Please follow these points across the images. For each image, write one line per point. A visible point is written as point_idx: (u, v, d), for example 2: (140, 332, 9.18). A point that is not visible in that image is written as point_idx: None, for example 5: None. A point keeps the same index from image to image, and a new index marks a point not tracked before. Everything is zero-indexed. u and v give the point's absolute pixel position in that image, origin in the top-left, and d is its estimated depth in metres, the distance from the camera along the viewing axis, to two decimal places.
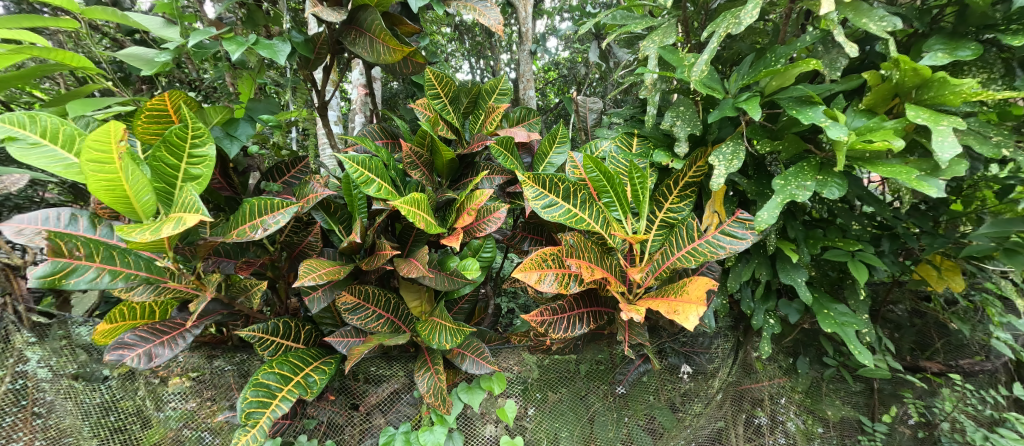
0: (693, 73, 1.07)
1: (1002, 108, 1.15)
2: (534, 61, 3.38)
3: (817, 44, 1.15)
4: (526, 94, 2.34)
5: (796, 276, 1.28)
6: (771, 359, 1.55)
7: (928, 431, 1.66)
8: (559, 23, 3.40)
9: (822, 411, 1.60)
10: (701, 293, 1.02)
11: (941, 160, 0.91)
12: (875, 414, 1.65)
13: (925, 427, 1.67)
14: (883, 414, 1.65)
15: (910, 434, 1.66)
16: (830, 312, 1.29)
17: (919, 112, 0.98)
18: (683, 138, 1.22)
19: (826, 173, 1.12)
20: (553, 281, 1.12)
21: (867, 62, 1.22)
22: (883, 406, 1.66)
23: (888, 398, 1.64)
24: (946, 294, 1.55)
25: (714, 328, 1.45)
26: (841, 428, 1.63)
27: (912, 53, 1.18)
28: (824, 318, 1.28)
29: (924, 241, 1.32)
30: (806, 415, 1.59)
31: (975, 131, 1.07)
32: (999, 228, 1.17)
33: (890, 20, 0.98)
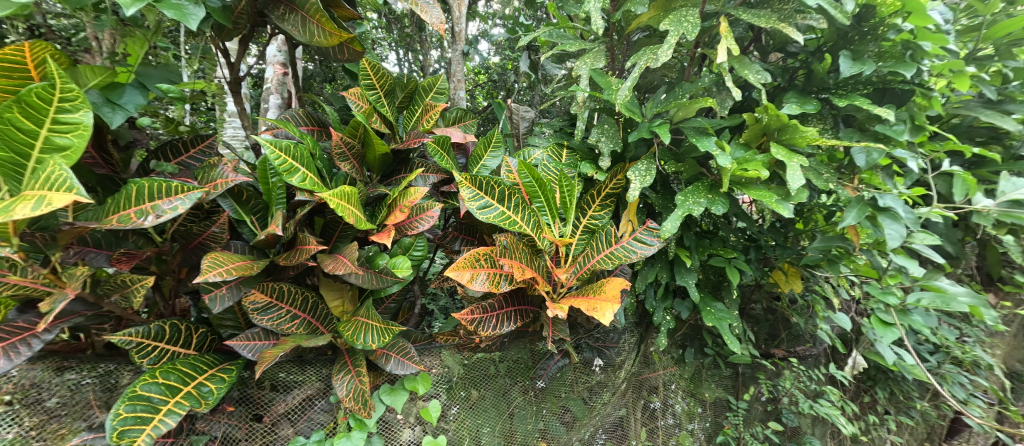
0: (618, 97, 1.21)
1: (830, 152, 1.50)
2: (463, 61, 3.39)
3: (712, 85, 1.38)
4: (455, 94, 2.35)
5: (689, 278, 1.51)
6: (666, 351, 1.78)
7: (774, 404, 2.06)
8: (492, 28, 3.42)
9: (701, 394, 1.88)
10: (615, 292, 1.17)
11: (791, 188, 1.17)
12: (739, 394, 1.99)
13: (772, 402, 2.06)
14: (745, 394, 1.99)
15: (761, 409, 2.04)
16: (712, 309, 1.55)
17: (779, 149, 1.24)
18: (606, 153, 1.37)
19: (714, 193, 1.34)
20: (485, 280, 1.16)
21: (746, 103, 1.50)
22: (744, 387, 2.01)
23: (748, 380, 2.00)
24: (790, 295, 1.95)
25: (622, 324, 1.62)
26: (714, 407, 1.93)
27: (776, 102, 1.48)
28: (707, 314, 1.54)
29: (778, 252, 1.65)
30: (689, 398, 1.86)
31: (814, 168, 1.39)
32: (825, 244, 1.51)
33: (763, 74, 1.23)
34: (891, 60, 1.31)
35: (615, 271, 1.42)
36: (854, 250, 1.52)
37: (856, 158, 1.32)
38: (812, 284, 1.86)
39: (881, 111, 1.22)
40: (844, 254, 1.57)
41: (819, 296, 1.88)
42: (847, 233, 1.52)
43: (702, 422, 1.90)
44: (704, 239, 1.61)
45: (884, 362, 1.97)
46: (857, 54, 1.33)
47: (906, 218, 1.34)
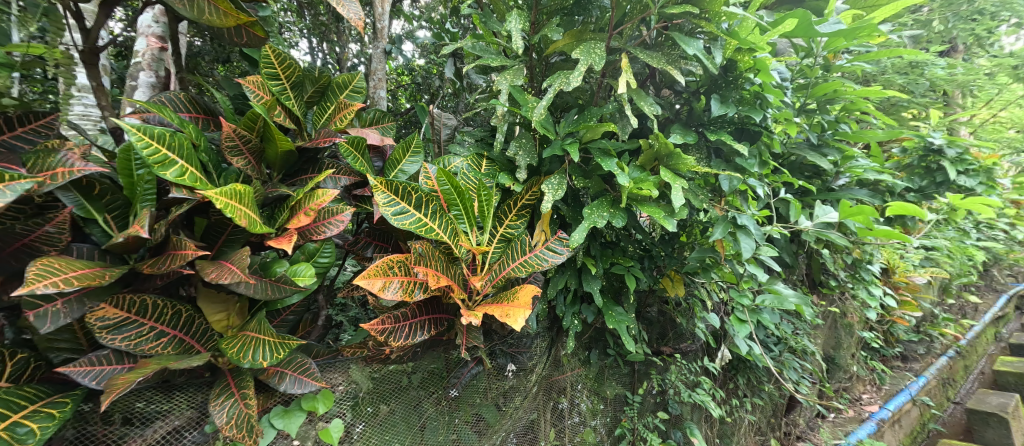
0: (534, 114, 1.28)
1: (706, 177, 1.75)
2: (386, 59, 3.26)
3: (616, 112, 1.52)
4: (375, 94, 2.25)
5: (594, 285, 1.66)
6: (574, 354, 1.89)
7: (662, 396, 2.32)
8: (416, 31, 3.35)
9: (603, 391, 2.03)
10: (527, 299, 1.21)
11: (674, 206, 1.35)
12: (635, 388, 2.19)
13: (662, 394, 2.31)
14: (639, 388, 2.20)
15: (652, 401, 2.28)
16: (613, 313, 1.71)
17: (666, 172, 1.42)
18: (523, 166, 1.44)
19: (615, 208, 1.49)
20: (398, 289, 1.13)
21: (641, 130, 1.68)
22: (639, 382, 2.22)
23: (642, 376, 2.22)
24: (676, 298, 2.22)
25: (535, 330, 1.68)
26: (613, 403, 2.10)
27: (665, 131, 1.71)
28: (609, 317, 1.69)
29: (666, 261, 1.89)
30: (592, 396, 1.99)
31: (694, 190, 1.60)
32: (700, 254, 1.78)
33: (654, 107, 1.40)
34: (747, 106, 1.60)
35: (529, 278, 1.48)
36: (721, 260, 1.80)
37: (724, 184, 1.57)
38: (693, 289, 2.14)
39: (741, 146, 1.48)
40: (715, 263, 1.85)
41: (698, 300, 2.17)
42: (716, 246, 1.79)
43: (604, 417, 2.06)
44: (607, 248, 1.78)
45: (745, 353, 2.38)
46: (723, 98, 1.60)
47: (758, 235, 1.62)
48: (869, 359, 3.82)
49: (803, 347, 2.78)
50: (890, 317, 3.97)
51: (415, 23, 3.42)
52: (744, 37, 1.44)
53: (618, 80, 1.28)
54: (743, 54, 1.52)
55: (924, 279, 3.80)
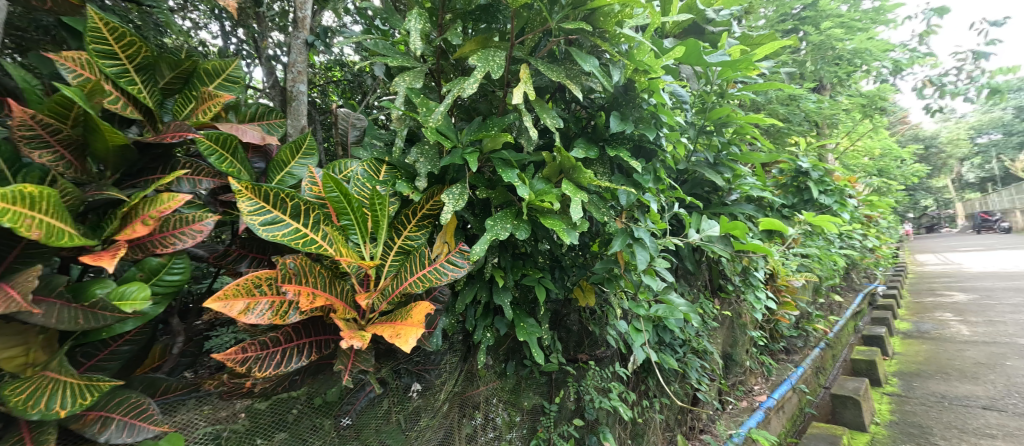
0: (430, 120, 1.23)
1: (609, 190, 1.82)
2: (311, 53, 3.02)
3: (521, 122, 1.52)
4: (295, 87, 2.04)
5: (505, 298, 1.70)
6: (489, 367, 1.89)
7: (580, 403, 2.37)
8: (347, 25, 3.15)
9: (520, 403, 2.03)
10: (420, 317, 1.16)
11: (572, 219, 1.37)
12: (552, 397, 2.22)
13: (579, 402, 2.36)
14: (557, 397, 2.24)
15: (571, 408, 2.32)
16: (525, 325, 1.77)
17: (567, 185, 1.45)
18: (423, 174, 1.37)
19: (519, 220, 1.47)
20: (265, 311, 1.01)
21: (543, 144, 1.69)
22: (557, 391, 2.25)
23: (560, 384, 2.26)
24: (591, 307, 2.28)
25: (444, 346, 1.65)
26: (530, 413, 2.11)
27: (568, 144, 1.75)
28: (521, 329, 1.75)
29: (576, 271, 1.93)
30: (508, 409, 2.00)
31: (597, 203, 1.66)
32: (604, 265, 1.84)
33: (556, 120, 1.42)
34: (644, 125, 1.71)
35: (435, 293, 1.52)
36: (622, 270, 1.89)
37: (622, 199, 1.64)
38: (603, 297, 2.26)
39: (636, 164, 1.57)
40: (617, 274, 1.93)
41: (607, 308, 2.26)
42: (618, 257, 1.87)
43: (519, 429, 2.06)
44: (519, 259, 1.82)
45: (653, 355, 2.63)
46: (624, 116, 1.69)
47: (652, 248, 1.73)
48: (758, 354, 4.30)
49: (701, 347, 3.03)
50: (775, 316, 4.51)
51: (344, 17, 3.23)
52: (640, 59, 1.54)
53: (515, 91, 1.26)
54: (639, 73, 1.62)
55: (800, 282, 4.40)
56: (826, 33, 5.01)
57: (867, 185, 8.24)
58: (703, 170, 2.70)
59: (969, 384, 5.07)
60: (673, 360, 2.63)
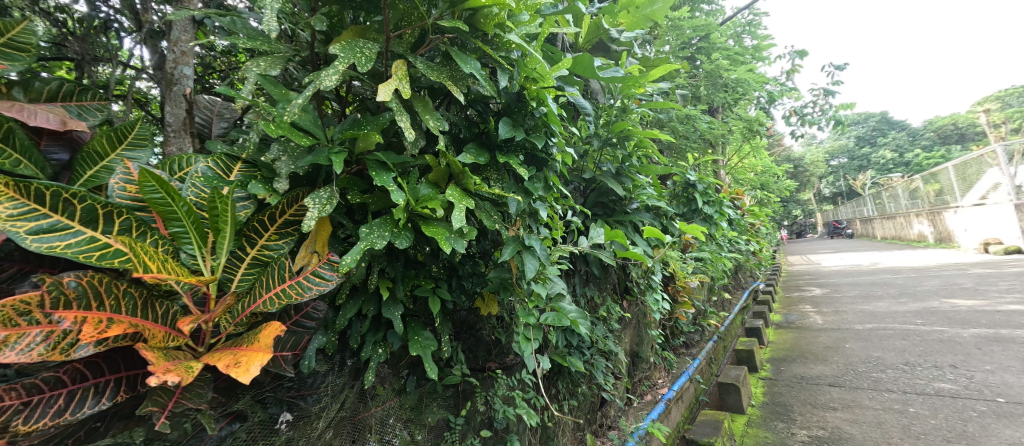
0: (287, 112, 1.11)
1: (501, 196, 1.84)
2: (202, 35, 2.68)
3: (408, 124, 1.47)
4: (177, 69, 1.92)
5: (394, 310, 1.64)
6: (385, 384, 1.84)
7: (489, 413, 2.32)
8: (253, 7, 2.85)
9: (423, 419, 1.95)
10: (269, 341, 1.02)
11: (453, 228, 1.36)
12: (458, 410, 2.15)
13: (488, 412, 2.31)
14: (463, 408, 2.17)
15: (479, 419, 2.27)
16: (420, 337, 1.73)
17: (453, 191, 1.45)
18: (284, 175, 1.21)
19: (400, 228, 1.38)
20: (40, 344, 0.88)
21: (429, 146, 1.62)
22: (465, 402, 2.19)
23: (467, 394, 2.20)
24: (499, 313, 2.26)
25: (324, 368, 1.61)
26: (433, 429, 2.02)
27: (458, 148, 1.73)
28: (414, 342, 1.71)
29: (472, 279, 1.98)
30: (407, 428, 1.89)
31: (488, 211, 1.65)
32: (498, 274, 1.85)
33: (441, 123, 1.40)
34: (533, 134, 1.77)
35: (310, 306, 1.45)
36: (515, 281, 1.87)
37: (511, 206, 1.65)
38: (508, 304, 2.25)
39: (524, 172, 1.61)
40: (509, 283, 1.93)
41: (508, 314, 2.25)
42: (510, 265, 1.88)
43: None
44: (411, 268, 1.77)
45: (561, 358, 2.69)
46: (515, 123, 1.76)
47: (542, 255, 1.79)
48: (661, 350, 4.63)
49: (607, 348, 3.15)
50: (674, 314, 4.91)
51: None
52: (531, 67, 1.63)
53: (383, 88, 1.17)
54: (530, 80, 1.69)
55: (694, 283, 4.86)
56: (716, 63, 5.94)
57: (749, 197, 9.52)
58: (606, 178, 3.00)
59: (820, 365, 6.01)
60: (579, 362, 2.70)
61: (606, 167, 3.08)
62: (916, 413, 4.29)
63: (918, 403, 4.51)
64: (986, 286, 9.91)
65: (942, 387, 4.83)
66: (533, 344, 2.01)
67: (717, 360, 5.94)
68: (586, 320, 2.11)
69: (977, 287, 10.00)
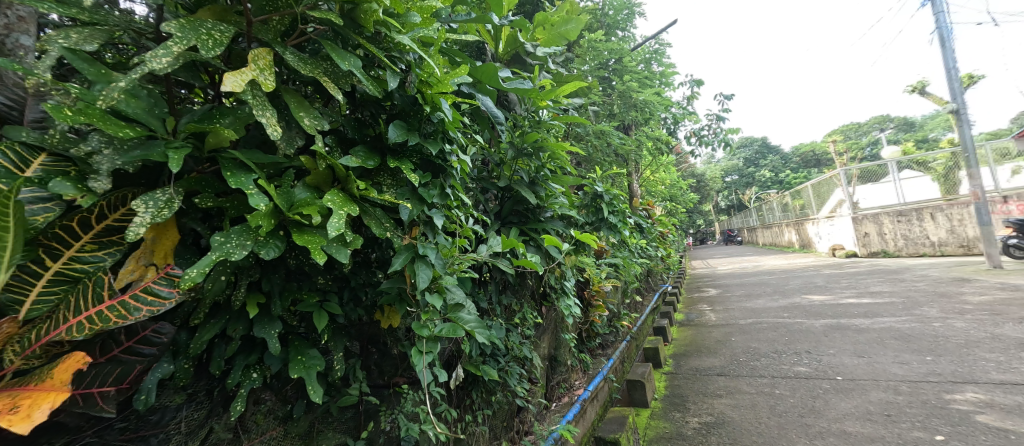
0: (109, 91, 1.03)
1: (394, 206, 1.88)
2: None
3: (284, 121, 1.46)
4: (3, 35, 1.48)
5: (270, 329, 1.46)
6: (268, 411, 1.70)
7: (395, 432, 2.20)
8: None
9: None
10: (65, 378, 1.02)
11: (328, 236, 1.27)
12: (360, 431, 2.03)
13: (394, 432, 2.18)
14: (365, 429, 2.05)
15: (385, 439, 2.15)
16: (304, 357, 1.57)
17: (334, 197, 1.38)
18: (104, 174, 1.06)
19: (269, 236, 1.28)
20: None
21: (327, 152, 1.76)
22: (367, 422, 2.07)
23: (370, 414, 2.09)
24: (403, 326, 2.17)
25: (178, 400, 1.44)
26: None
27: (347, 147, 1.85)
28: (296, 364, 1.54)
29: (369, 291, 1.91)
30: None
31: (378, 218, 1.70)
32: (393, 284, 1.84)
33: (320, 121, 1.41)
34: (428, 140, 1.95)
35: (151, 329, 1.28)
36: (409, 292, 1.89)
37: (400, 212, 1.73)
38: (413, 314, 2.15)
39: (413, 178, 1.73)
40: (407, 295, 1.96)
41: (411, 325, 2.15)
42: (405, 276, 1.90)
43: None
44: (293, 281, 1.59)
45: (475, 368, 2.62)
46: (411, 127, 1.94)
47: (436, 264, 1.88)
48: (578, 353, 4.79)
49: (522, 353, 3.16)
50: (589, 318, 5.12)
51: None
52: (427, 72, 1.86)
53: (228, 80, 1.13)
54: (423, 85, 1.90)
55: (608, 287, 5.12)
56: (626, 85, 6.68)
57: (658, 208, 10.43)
58: (520, 186, 3.04)
59: (711, 357, 6.72)
60: (494, 370, 2.66)
61: (521, 174, 3.09)
62: (781, 394, 4.96)
63: (782, 385, 5.23)
64: (836, 284, 11.87)
65: (801, 370, 5.64)
66: (428, 356, 1.94)
67: (630, 359, 6.31)
68: (483, 330, 2.16)
69: (828, 284, 11.99)
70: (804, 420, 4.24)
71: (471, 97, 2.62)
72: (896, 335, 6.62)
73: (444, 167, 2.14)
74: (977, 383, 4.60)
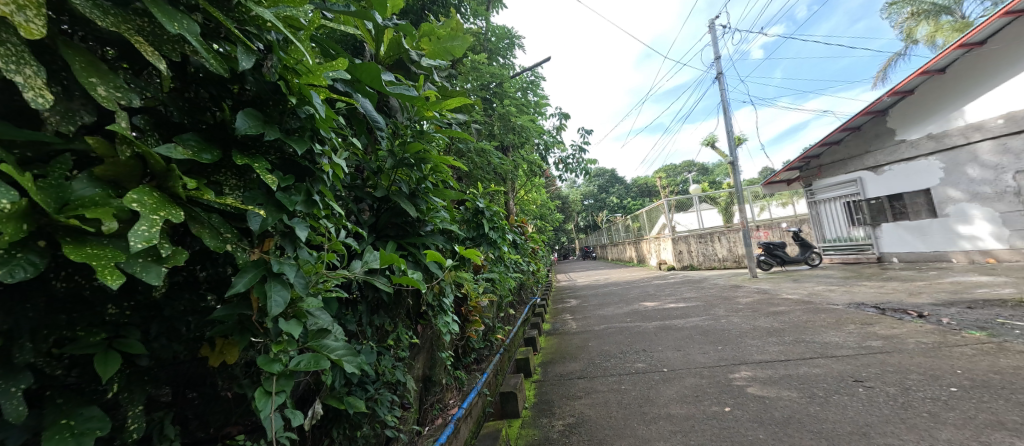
0: None
1: (240, 212, 1.53)
2: None
3: (58, 88, 1.13)
4: None
5: (17, 384, 1.04)
6: None
7: None
8: None
9: None
10: None
11: (129, 246, 1.03)
12: None
13: None
14: None
15: None
16: (73, 421, 1.12)
17: (144, 198, 1.15)
18: None
19: (22, 248, 0.97)
20: None
21: (141, 138, 1.37)
22: None
23: None
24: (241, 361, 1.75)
25: None
26: None
27: (170, 134, 1.45)
28: (57, 432, 1.08)
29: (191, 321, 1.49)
30: None
31: (214, 226, 1.39)
32: (231, 311, 1.46)
33: (124, 94, 1.19)
34: (292, 137, 1.67)
35: None
36: (256, 319, 1.54)
37: (249, 220, 1.44)
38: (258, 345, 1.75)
39: (268, 180, 1.46)
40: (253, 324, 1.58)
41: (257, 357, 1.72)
42: (251, 300, 1.53)
43: None
44: (60, 313, 1.16)
45: (337, 402, 2.19)
46: (268, 119, 1.64)
47: (295, 284, 1.60)
48: (453, 371, 4.61)
49: (394, 378, 2.85)
50: (466, 333, 4.99)
51: None
52: (295, 58, 1.64)
53: None
54: (290, 74, 1.68)
55: (484, 302, 5.10)
56: (505, 109, 6.96)
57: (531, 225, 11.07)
58: (400, 198, 2.78)
59: (572, 362, 7.25)
60: (361, 402, 2.26)
61: (401, 186, 2.85)
62: (625, 389, 5.57)
63: (627, 380, 5.91)
64: (664, 292, 14.16)
65: (640, 366, 6.47)
66: (280, 397, 1.59)
67: (504, 372, 6.36)
68: (353, 358, 1.87)
69: (656, 292, 14.28)
70: (642, 409, 4.83)
71: (347, 96, 2.35)
72: (702, 330, 8.16)
73: (312, 171, 1.84)
74: (748, 363, 5.89)
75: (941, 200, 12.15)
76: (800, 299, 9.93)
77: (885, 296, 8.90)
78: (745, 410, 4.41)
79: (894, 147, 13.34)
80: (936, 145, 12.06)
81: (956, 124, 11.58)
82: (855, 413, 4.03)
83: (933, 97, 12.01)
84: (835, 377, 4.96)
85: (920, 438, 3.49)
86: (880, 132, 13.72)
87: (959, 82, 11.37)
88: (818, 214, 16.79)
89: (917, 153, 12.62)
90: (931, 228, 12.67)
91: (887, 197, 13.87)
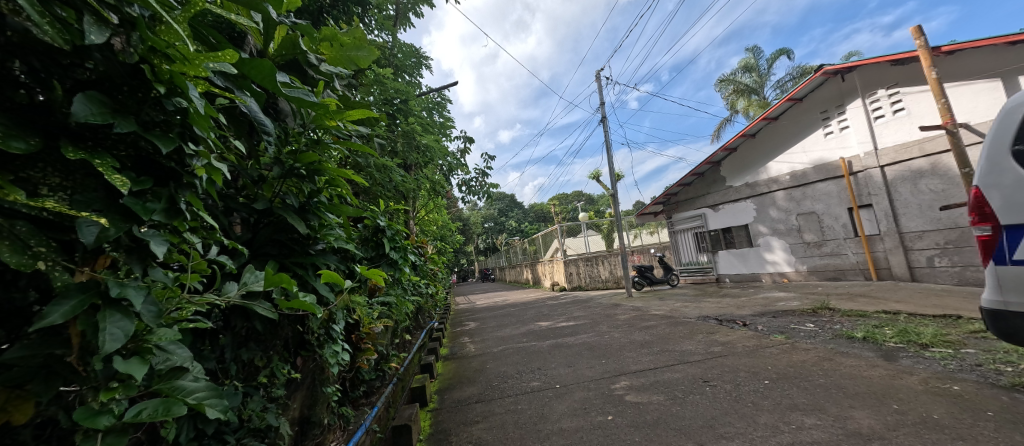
0: None
1: (62, 221, 1.19)
2: None
3: None
4: None
5: None
6: None
7: None
8: None
9: None
10: None
11: None
12: None
13: None
14: None
15: None
16: None
17: None
18: None
19: None
20: None
21: None
22: None
23: None
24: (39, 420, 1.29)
25: None
26: None
27: None
28: None
29: None
30: None
31: (18, 237, 1.06)
32: (30, 350, 1.10)
33: None
34: (154, 133, 1.37)
35: None
36: (75, 359, 1.18)
37: (77, 230, 1.13)
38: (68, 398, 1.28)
39: (118, 181, 1.19)
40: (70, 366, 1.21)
41: (65, 412, 1.24)
42: (72, 336, 1.18)
43: None
44: None
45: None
46: (121, 107, 1.33)
47: (144, 314, 1.29)
48: (338, 407, 4.09)
49: (264, 423, 2.38)
50: (357, 363, 4.51)
51: None
52: (162, 39, 1.38)
53: None
54: (157, 58, 1.39)
55: (379, 328, 4.71)
56: (410, 126, 6.79)
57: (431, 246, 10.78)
58: (286, 212, 2.46)
59: (470, 386, 7.09)
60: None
61: (288, 199, 2.53)
62: (521, 408, 5.62)
63: (523, 400, 5.98)
64: (556, 312, 14.86)
65: (535, 384, 6.61)
66: None
67: (398, 403, 5.91)
68: (217, 401, 1.55)
69: (548, 312, 14.94)
70: (537, 427, 4.91)
71: (226, 92, 2.02)
72: (590, 346, 8.72)
73: (180, 175, 1.51)
74: (627, 373, 6.42)
75: (755, 234, 15.16)
76: (664, 314, 11.28)
77: (723, 309, 10.63)
78: (624, 416, 4.78)
79: (724, 191, 16.33)
80: (751, 192, 15.13)
81: (761, 177, 14.78)
82: (704, 408, 4.65)
83: (747, 154, 15.23)
84: (690, 379, 5.69)
85: (748, 424, 4.14)
86: (716, 179, 16.69)
87: (764, 144, 14.60)
88: (676, 242, 19.48)
89: (739, 196, 15.61)
90: (750, 255, 15.49)
91: (721, 230, 16.71)
